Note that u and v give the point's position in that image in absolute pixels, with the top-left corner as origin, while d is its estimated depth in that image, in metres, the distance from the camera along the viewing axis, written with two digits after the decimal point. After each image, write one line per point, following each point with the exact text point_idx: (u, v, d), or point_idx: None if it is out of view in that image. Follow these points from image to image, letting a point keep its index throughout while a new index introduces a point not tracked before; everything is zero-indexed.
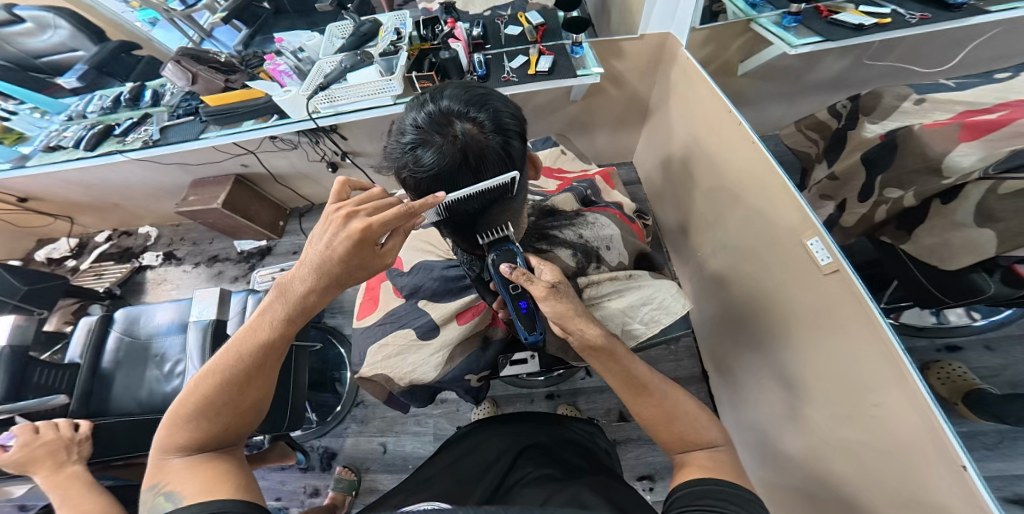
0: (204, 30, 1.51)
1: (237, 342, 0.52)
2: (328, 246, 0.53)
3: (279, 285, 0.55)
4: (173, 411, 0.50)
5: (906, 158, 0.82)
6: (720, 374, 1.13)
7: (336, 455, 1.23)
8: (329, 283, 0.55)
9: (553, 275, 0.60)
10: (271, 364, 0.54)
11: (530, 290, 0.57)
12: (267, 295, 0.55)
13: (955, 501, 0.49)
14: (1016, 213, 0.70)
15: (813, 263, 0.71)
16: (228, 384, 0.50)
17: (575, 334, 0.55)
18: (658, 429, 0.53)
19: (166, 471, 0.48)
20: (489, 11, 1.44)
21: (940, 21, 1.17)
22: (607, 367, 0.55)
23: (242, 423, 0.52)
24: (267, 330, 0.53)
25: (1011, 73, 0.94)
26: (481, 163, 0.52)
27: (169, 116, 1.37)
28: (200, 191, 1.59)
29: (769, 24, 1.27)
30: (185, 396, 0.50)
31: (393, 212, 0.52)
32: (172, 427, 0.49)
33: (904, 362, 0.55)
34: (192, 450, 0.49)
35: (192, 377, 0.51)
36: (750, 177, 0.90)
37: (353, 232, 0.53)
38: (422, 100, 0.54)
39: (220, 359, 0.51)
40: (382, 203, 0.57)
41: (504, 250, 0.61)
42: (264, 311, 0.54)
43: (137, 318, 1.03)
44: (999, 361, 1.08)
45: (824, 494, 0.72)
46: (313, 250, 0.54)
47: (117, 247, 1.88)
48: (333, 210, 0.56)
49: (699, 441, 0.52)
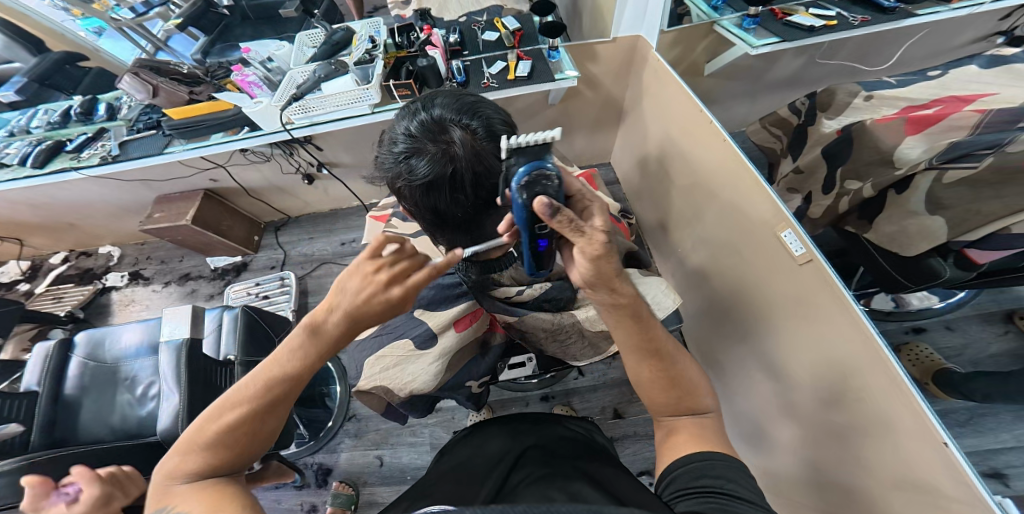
0: (159, 39, 1.42)
1: (260, 371, 0.49)
2: (367, 301, 0.50)
3: (311, 320, 0.51)
4: (190, 435, 0.47)
5: (863, 151, 0.89)
6: (708, 366, 1.17)
7: (331, 470, 1.20)
8: (360, 327, 0.52)
9: (602, 222, 0.54)
10: (292, 398, 0.51)
11: (578, 240, 0.50)
12: (296, 329, 0.51)
13: (940, 476, 0.52)
14: (960, 201, 0.76)
15: (788, 254, 0.76)
16: (248, 416, 0.48)
17: (607, 290, 0.53)
18: (651, 391, 0.55)
19: (172, 497, 0.44)
20: (464, 17, 1.45)
21: (879, 23, 1.26)
22: (626, 328, 0.53)
23: (257, 451, 0.49)
24: (290, 366, 0.50)
25: (945, 69, 1.03)
26: (476, 168, 0.53)
27: (127, 130, 1.30)
28: (166, 207, 1.51)
29: (731, 26, 1.33)
30: (204, 419, 0.47)
31: (429, 279, 0.52)
32: (188, 451, 0.46)
33: (881, 347, 0.59)
34: (203, 476, 0.46)
35: (213, 401, 0.48)
36: (725, 173, 0.94)
37: (393, 296, 0.51)
38: (414, 109, 0.55)
39: (242, 388, 0.48)
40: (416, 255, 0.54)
41: (542, 174, 0.50)
42: (289, 344, 0.51)
43: (102, 341, 0.97)
44: (960, 340, 1.17)
45: (819, 479, 0.76)
46: (347, 297, 0.50)
47: (77, 269, 1.76)
48: (366, 262, 0.51)
49: (695, 408, 0.54)
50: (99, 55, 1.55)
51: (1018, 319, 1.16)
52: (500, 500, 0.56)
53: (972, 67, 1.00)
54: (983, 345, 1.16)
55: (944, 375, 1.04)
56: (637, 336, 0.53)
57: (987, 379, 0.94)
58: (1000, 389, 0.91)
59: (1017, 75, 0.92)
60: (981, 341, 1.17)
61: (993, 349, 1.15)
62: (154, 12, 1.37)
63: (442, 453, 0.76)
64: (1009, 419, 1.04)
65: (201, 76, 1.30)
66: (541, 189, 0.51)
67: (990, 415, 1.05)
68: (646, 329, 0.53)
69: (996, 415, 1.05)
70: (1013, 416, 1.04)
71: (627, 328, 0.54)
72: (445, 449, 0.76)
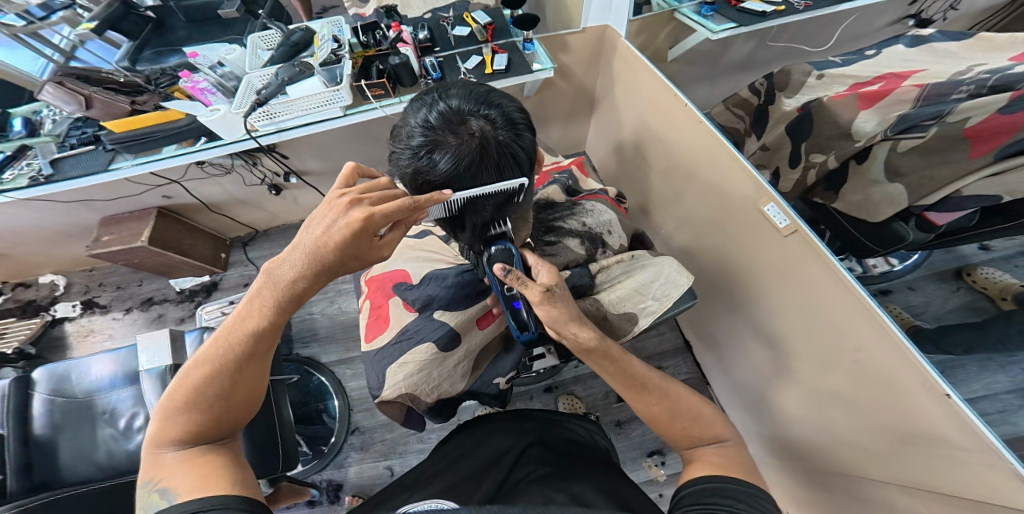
0: (65, 51, 1.33)
1: (226, 329, 0.48)
2: (327, 231, 0.49)
3: (265, 269, 0.50)
4: (165, 402, 0.45)
5: (822, 126, 0.96)
6: (704, 343, 1.23)
7: (342, 485, 1.17)
8: (322, 271, 0.50)
9: (550, 277, 0.59)
10: (265, 353, 0.49)
11: (525, 293, 0.57)
12: (254, 281, 0.50)
13: (946, 427, 0.58)
14: (914, 168, 0.84)
15: (772, 227, 0.81)
16: (219, 375, 0.46)
17: (569, 337, 0.57)
18: (663, 425, 0.57)
19: (160, 466, 0.43)
20: (430, 13, 1.42)
21: (820, 8, 1.35)
22: (610, 372, 0.58)
23: (238, 414, 0.48)
24: (258, 318, 0.48)
25: (878, 49, 1.12)
26: (499, 156, 0.55)
27: (58, 147, 1.16)
28: (115, 229, 1.38)
29: (691, 13, 1.38)
30: (174, 386, 0.46)
31: (397, 204, 0.50)
32: (163, 418, 0.44)
33: (876, 310, 0.65)
34: (187, 443, 0.45)
35: (182, 366, 0.47)
36: (702, 154, 0.99)
37: (355, 220, 0.49)
38: (429, 100, 0.56)
39: (208, 349, 0.47)
40: (386, 194, 0.54)
41: (500, 249, 0.62)
42: (254, 297, 0.49)
43: (68, 376, 0.87)
44: (921, 298, 1.31)
45: (827, 437, 0.82)
46: (310, 234, 0.50)
47: (16, 302, 1.58)
48: (335, 196, 0.53)
49: (709, 436, 0.55)
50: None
51: (966, 275, 1.30)
52: (500, 498, 0.57)
53: (900, 47, 1.10)
54: (941, 302, 1.30)
55: (914, 331, 1.15)
56: (620, 378, 0.57)
57: (962, 332, 1.05)
58: (973, 341, 1.02)
59: (939, 53, 1.02)
60: (939, 298, 1.30)
61: (950, 305, 1.29)
62: (58, 17, 1.27)
63: (447, 438, 0.76)
64: (975, 370, 1.20)
65: (143, 85, 1.19)
66: (503, 258, 0.61)
67: (957, 367, 1.21)
68: (624, 366, 0.57)
69: (965, 367, 1.21)
70: (979, 367, 1.20)
71: (609, 372, 0.58)
72: (443, 440, 0.75)
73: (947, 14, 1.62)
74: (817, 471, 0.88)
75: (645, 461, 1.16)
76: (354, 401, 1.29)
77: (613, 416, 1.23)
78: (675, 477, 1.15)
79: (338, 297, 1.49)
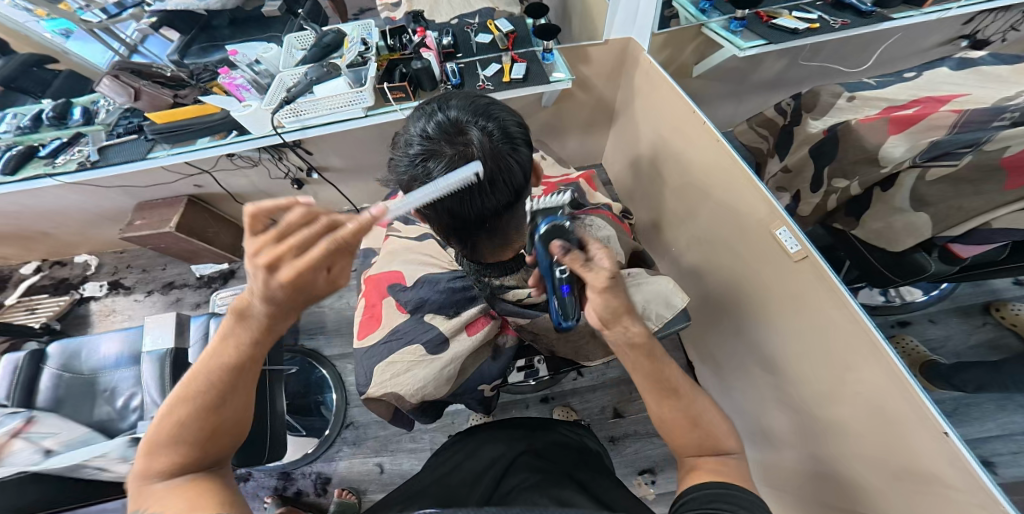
0: (131, 43, 1.46)
1: (203, 367, 0.47)
2: (258, 288, 0.44)
3: (234, 308, 0.48)
4: (150, 435, 0.45)
5: (848, 151, 0.91)
6: (707, 364, 1.19)
7: (330, 479, 1.18)
8: (284, 309, 0.48)
9: (610, 261, 0.54)
10: (249, 381, 0.49)
11: (589, 277, 0.54)
12: (223, 319, 0.48)
13: (942, 466, 0.55)
14: (943, 197, 0.80)
15: (783, 251, 0.79)
16: (207, 408, 0.46)
17: (622, 331, 0.55)
18: (675, 429, 0.53)
19: (149, 498, 0.42)
20: (456, 19, 1.46)
21: (861, 25, 1.28)
22: (641, 369, 0.54)
23: (225, 442, 0.48)
24: (236, 353, 0.47)
25: (919, 71, 1.07)
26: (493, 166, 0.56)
27: (107, 135, 1.24)
28: (148, 214, 1.46)
29: (719, 29, 1.32)
30: (158, 421, 0.45)
31: (321, 252, 0.44)
32: (149, 451, 0.44)
33: (880, 341, 0.62)
34: (176, 473, 0.44)
35: (164, 401, 0.46)
36: (718, 174, 0.96)
37: (276, 277, 0.44)
38: (429, 110, 0.57)
39: (186, 390, 0.46)
40: (308, 229, 0.46)
41: (551, 225, 0.59)
42: (227, 332, 0.48)
43: (77, 353, 0.93)
44: (942, 332, 1.23)
45: (822, 476, 0.78)
46: (247, 286, 0.46)
47: (50, 279, 1.69)
48: (247, 248, 0.45)
49: (718, 447, 0.52)
50: (29, 39, 1.42)
51: (994, 310, 1.22)
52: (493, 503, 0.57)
53: (944, 69, 1.04)
54: (964, 336, 1.22)
55: (932, 368, 1.08)
56: (652, 377, 0.53)
57: (976, 370, 0.99)
58: (989, 379, 0.96)
59: (984, 77, 0.97)
60: (961, 332, 1.23)
61: (973, 340, 1.21)
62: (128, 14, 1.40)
63: (441, 450, 0.77)
64: (992, 409, 1.12)
65: (187, 80, 1.27)
66: (557, 236, 0.58)
67: (975, 405, 1.13)
68: (661, 370, 0.53)
69: (981, 405, 1.13)
70: (997, 406, 1.12)
71: (643, 372, 0.54)
72: (439, 448, 0.75)
73: (1006, 35, 1.56)
74: (809, 505, 0.83)
75: (635, 479, 1.14)
76: (352, 397, 1.32)
77: (608, 431, 1.20)
78: (664, 499, 1.11)
79: (346, 292, 1.53)
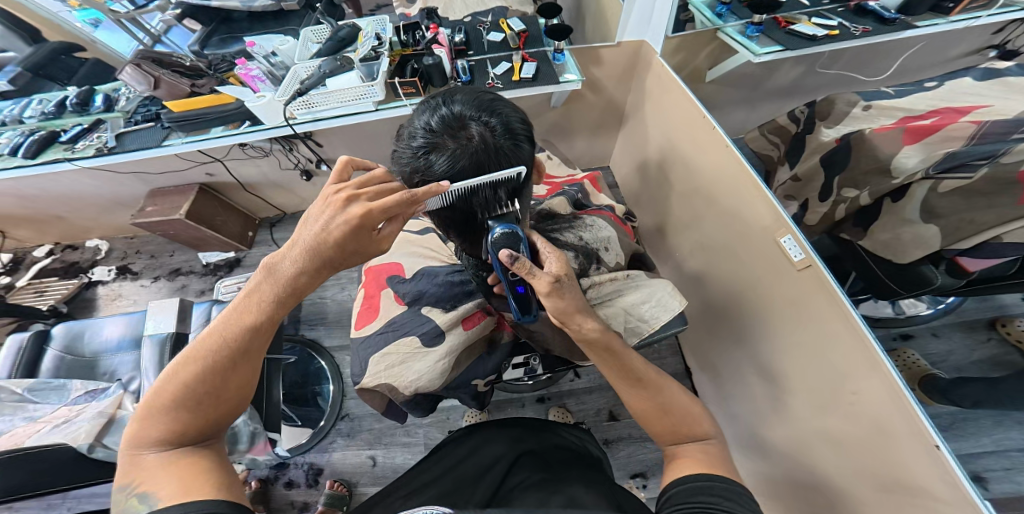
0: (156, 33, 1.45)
1: (219, 328, 0.50)
2: (324, 228, 0.51)
3: (266, 265, 0.53)
4: (150, 400, 0.47)
5: (861, 160, 0.89)
6: (706, 372, 1.18)
7: (323, 470, 1.20)
8: (320, 266, 0.53)
9: (558, 266, 0.57)
10: (260, 347, 0.52)
11: (533, 282, 0.55)
12: (254, 275, 0.53)
13: (933, 480, 0.54)
14: (954, 209, 0.78)
15: (786, 259, 0.78)
16: (212, 372, 0.48)
17: (575, 328, 0.57)
18: (649, 421, 0.56)
19: (141, 468, 0.45)
20: (470, 17, 1.46)
21: (881, 33, 1.26)
22: (603, 360, 0.58)
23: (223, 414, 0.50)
24: (255, 314, 0.51)
25: (941, 81, 1.05)
26: (494, 160, 0.56)
27: (125, 122, 1.27)
28: (159, 200, 1.49)
29: (735, 33, 1.31)
30: (159, 385, 0.48)
31: (395, 199, 0.51)
32: (147, 417, 0.46)
33: (877, 352, 0.61)
34: (169, 444, 0.46)
35: (169, 364, 0.49)
36: (725, 180, 0.96)
37: (352, 216, 0.51)
38: (434, 105, 0.58)
39: (199, 348, 0.49)
40: (383, 190, 0.56)
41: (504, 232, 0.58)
42: (249, 294, 0.52)
43: (81, 335, 0.96)
44: (945, 347, 1.21)
45: (815, 488, 0.78)
46: (307, 231, 0.52)
47: (62, 262, 1.73)
48: (332, 192, 0.54)
49: (696, 432, 0.54)
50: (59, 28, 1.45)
51: (1000, 326, 1.19)
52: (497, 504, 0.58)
53: (967, 79, 1.02)
54: (967, 352, 1.20)
55: (932, 382, 1.06)
56: (616, 368, 0.57)
57: (975, 385, 0.97)
58: (985, 395, 0.94)
59: (1006, 89, 0.94)
60: (965, 347, 1.20)
61: (976, 356, 1.18)
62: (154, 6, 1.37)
63: (436, 448, 0.75)
64: (988, 424, 1.10)
65: (205, 70, 1.29)
66: (508, 243, 0.57)
67: (973, 420, 1.11)
68: (628, 365, 0.57)
69: (977, 420, 1.10)
70: (993, 422, 1.10)
71: (606, 365, 0.58)
72: (438, 445, 0.74)
73: None
74: None
75: (626, 481, 1.13)
76: (348, 388, 1.33)
77: (601, 434, 1.20)
78: (653, 503, 1.11)
79: (348, 284, 1.55)
